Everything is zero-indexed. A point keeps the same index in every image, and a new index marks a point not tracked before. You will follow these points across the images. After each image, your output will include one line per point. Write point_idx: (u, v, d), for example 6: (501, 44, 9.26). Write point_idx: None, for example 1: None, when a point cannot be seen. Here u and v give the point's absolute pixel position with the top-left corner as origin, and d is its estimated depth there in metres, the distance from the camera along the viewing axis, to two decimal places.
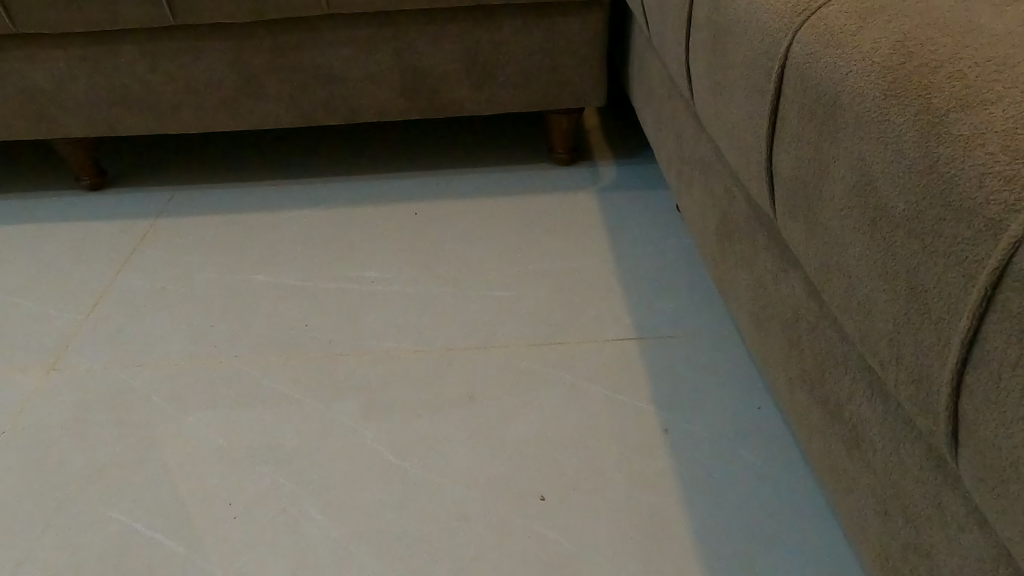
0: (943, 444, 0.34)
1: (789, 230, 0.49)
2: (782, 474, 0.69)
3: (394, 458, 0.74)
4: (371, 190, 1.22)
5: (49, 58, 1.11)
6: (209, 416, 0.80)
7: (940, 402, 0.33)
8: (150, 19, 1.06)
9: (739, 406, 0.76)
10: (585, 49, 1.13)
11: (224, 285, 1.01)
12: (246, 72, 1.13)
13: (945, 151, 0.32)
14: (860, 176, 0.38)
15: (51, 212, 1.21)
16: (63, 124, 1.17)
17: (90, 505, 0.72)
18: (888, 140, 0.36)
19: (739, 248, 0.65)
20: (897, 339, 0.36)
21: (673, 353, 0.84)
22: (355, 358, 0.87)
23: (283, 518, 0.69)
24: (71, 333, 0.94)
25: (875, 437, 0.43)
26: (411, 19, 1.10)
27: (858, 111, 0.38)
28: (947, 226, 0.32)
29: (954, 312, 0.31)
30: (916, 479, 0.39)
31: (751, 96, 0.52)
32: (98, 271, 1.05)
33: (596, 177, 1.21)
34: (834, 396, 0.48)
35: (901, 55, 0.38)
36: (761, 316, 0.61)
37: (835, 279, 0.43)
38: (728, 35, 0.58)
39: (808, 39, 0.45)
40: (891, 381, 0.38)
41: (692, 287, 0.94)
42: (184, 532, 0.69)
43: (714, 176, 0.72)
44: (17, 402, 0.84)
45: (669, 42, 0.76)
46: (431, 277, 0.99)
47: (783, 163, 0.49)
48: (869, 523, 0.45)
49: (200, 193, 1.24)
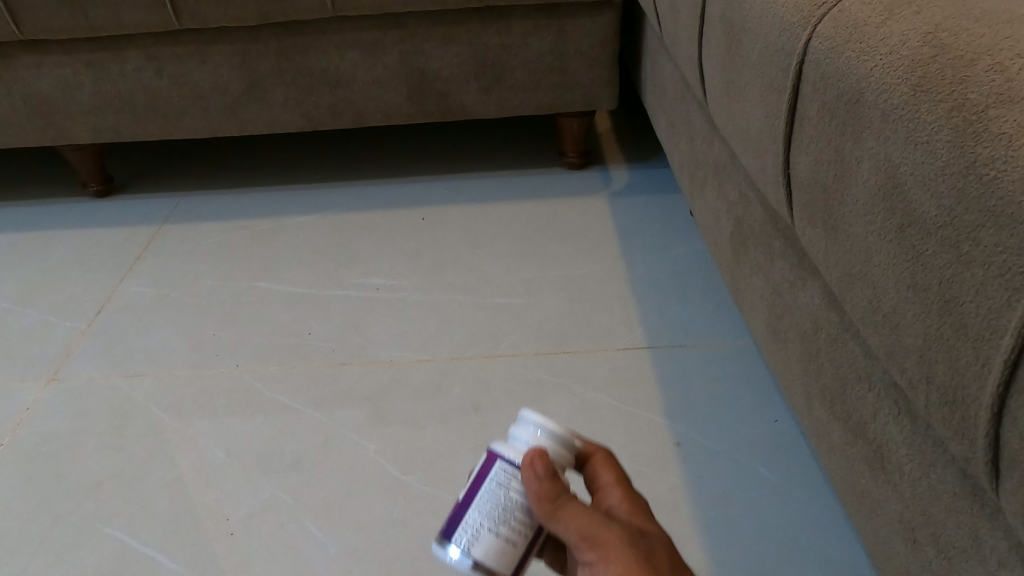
0: (982, 472, 0.31)
1: (808, 236, 0.46)
2: (798, 491, 0.66)
3: (396, 471, 0.72)
4: (379, 194, 1.20)
5: (54, 64, 1.10)
6: (209, 428, 0.78)
7: (978, 427, 0.30)
8: (155, 24, 1.04)
9: (755, 418, 0.73)
10: (596, 51, 1.11)
11: (228, 292, 0.99)
12: (251, 77, 1.11)
13: (984, 150, 0.29)
14: (887, 180, 0.36)
15: (57, 219, 1.20)
16: (69, 131, 1.16)
17: (85, 520, 0.70)
18: (919, 139, 0.33)
19: (755, 255, 0.63)
20: (928, 357, 0.33)
21: (685, 361, 0.81)
22: (358, 368, 0.84)
23: (282, 533, 0.67)
24: (72, 343, 0.92)
25: (902, 461, 0.40)
26: (418, 22, 1.08)
27: (885, 109, 0.36)
28: (987, 233, 0.29)
29: (996, 329, 0.28)
30: (949, 507, 0.36)
31: (767, 95, 0.50)
32: (103, 279, 1.04)
33: (607, 181, 1.19)
34: (857, 414, 0.45)
35: (933, 47, 0.35)
36: (778, 326, 0.58)
37: (859, 289, 0.40)
38: (742, 31, 0.55)
39: (829, 32, 0.42)
40: (922, 401, 0.35)
41: (706, 294, 0.92)
42: (181, 548, 0.67)
43: (728, 181, 0.69)
44: (16, 413, 0.82)
45: (681, 42, 0.74)
46: (438, 284, 0.97)
47: (801, 166, 0.46)
48: (896, 549, 0.42)
49: (207, 199, 1.23)
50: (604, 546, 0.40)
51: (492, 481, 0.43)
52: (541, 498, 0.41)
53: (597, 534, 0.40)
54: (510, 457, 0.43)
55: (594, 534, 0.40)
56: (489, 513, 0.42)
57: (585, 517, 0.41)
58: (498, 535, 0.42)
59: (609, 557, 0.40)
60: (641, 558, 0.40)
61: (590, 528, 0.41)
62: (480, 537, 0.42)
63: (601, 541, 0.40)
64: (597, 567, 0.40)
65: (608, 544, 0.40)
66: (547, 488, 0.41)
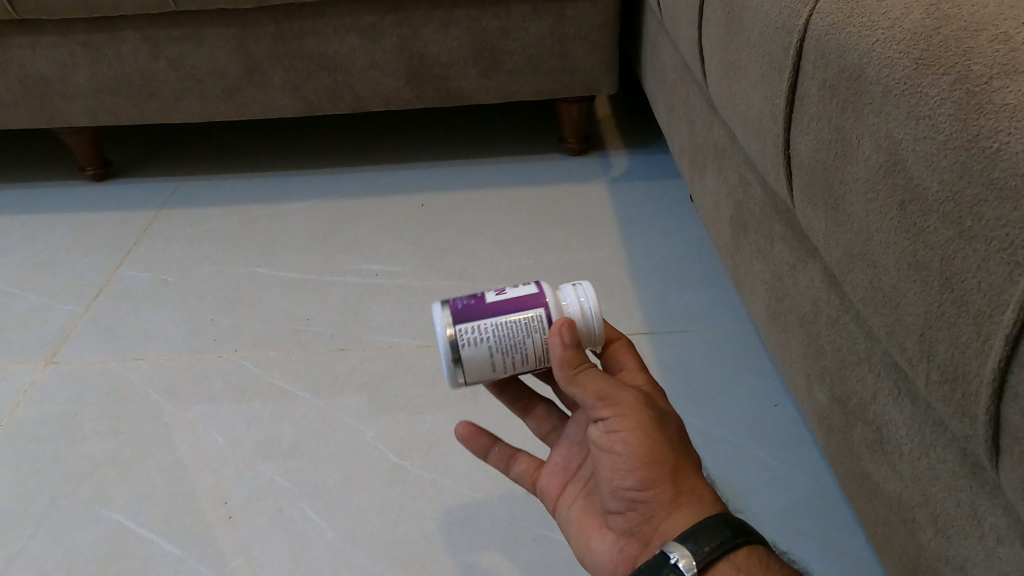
0: (982, 450, 0.30)
1: (808, 217, 0.46)
2: (798, 476, 0.66)
3: (395, 457, 0.72)
4: (377, 180, 1.20)
5: (50, 46, 1.09)
6: (207, 412, 0.78)
7: (979, 405, 0.30)
8: (151, 5, 1.03)
9: (754, 403, 0.73)
10: (596, 35, 1.10)
11: (227, 277, 0.99)
12: (249, 60, 1.11)
13: (987, 123, 0.29)
14: (888, 156, 0.35)
15: (55, 203, 1.20)
16: (66, 113, 1.15)
17: (84, 503, 0.70)
18: (921, 113, 0.33)
19: (755, 239, 0.62)
20: (929, 334, 0.33)
21: (685, 346, 0.81)
22: (358, 354, 0.84)
23: (280, 518, 0.67)
24: (70, 327, 0.92)
25: (902, 441, 0.40)
26: (416, 5, 1.07)
27: (886, 84, 0.35)
28: (989, 207, 0.28)
29: (998, 305, 0.28)
30: (948, 487, 0.36)
31: (768, 74, 0.49)
32: (101, 263, 1.04)
33: (607, 167, 1.18)
34: (856, 395, 0.45)
35: (936, 20, 0.34)
36: (777, 309, 0.58)
37: (859, 267, 0.39)
38: (744, 9, 0.54)
39: (831, 8, 0.42)
40: (921, 379, 0.35)
41: (706, 280, 0.91)
42: (179, 531, 0.67)
43: (728, 164, 0.69)
44: (14, 396, 0.82)
45: (682, 23, 0.73)
46: (437, 270, 0.97)
47: (801, 145, 0.46)
48: (896, 530, 0.42)
49: (205, 183, 1.22)
50: (620, 407, 0.44)
51: (518, 312, 0.47)
52: (564, 362, 0.44)
53: (616, 397, 0.44)
54: (551, 310, 0.47)
55: (613, 396, 0.44)
56: (502, 338, 0.47)
57: (606, 382, 0.44)
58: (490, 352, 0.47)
59: (624, 417, 0.43)
60: (653, 422, 0.44)
61: (609, 391, 0.44)
62: (478, 345, 0.46)
63: (619, 403, 0.44)
64: (611, 424, 0.44)
65: (624, 406, 0.44)
66: (569, 352, 0.44)
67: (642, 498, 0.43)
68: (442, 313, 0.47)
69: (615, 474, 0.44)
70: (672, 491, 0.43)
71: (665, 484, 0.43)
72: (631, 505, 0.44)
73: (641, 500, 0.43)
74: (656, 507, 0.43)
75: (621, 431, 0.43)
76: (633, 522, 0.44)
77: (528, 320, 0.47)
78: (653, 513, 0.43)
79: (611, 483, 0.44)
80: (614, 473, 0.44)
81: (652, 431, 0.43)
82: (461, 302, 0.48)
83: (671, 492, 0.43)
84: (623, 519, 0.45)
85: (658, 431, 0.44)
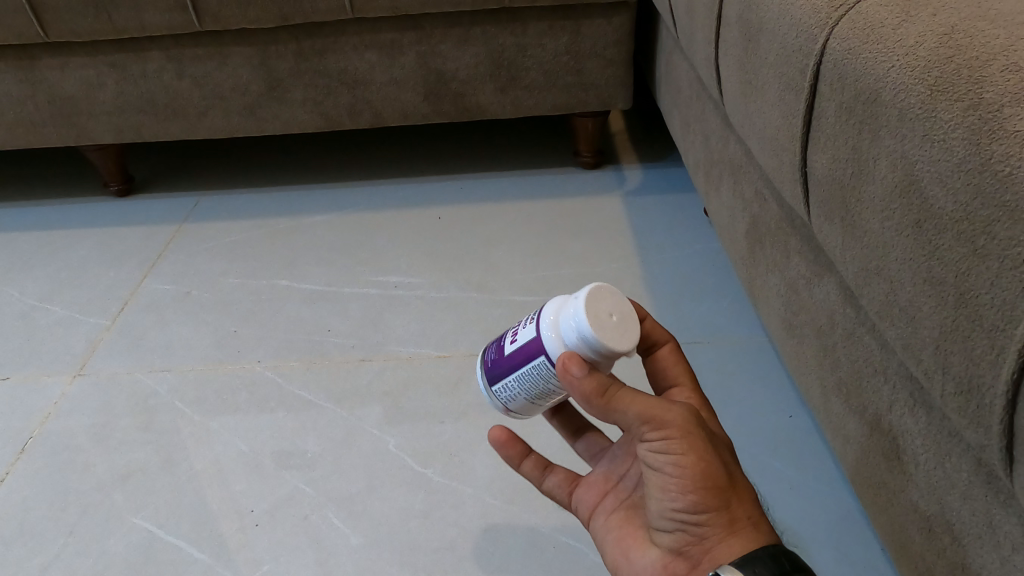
0: (995, 459, 0.32)
1: (823, 233, 0.48)
2: (815, 485, 0.67)
3: (416, 465, 0.73)
4: (395, 194, 1.22)
5: (78, 66, 1.12)
6: (233, 422, 0.80)
7: (992, 415, 0.31)
8: (177, 26, 1.06)
9: (770, 413, 0.74)
10: (611, 51, 1.12)
11: (249, 289, 1.01)
12: (271, 78, 1.13)
13: (999, 148, 0.30)
14: (903, 177, 0.37)
15: (79, 218, 1.22)
16: (92, 131, 1.18)
17: (115, 511, 0.71)
18: (935, 137, 0.34)
19: (771, 252, 0.64)
20: (943, 348, 0.34)
21: (700, 357, 0.82)
22: (379, 363, 0.86)
23: (306, 524, 0.69)
24: (97, 339, 0.94)
25: (917, 450, 0.41)
26: (434, 23, 1.09)
27: (902, 109, 0.37)
28: (1002, 229, 0.30)
29: (1011, 320, 0.29)
30: (964, 494, 0.37)
31: (785, 95, 0.51)
32: (126, 276, 1.06)
33: (622, 180, 1.20)
34: (872, 406, 0.46)
35: (948, 49, 0.36)
36: (793, 321, 0.59)
37: (874, 282, 0.41)
38: (760, 32, 0.56)
39: (845, 34, 0.44)
40: (937, 391, 0.36)
41: (720, 292, 0.93)
42: (208, 538, 0.68)
43: (743, 179, 0.70)
44: (45, 406, 0.84)
45: (698, 42, 0.75)
46: (455, 282, 0.99)
47: (817, 165, 0.47)
48: (912, 537, 0.43)
49: (226, 198, 1.25)
50: (673, 434, 0.41)
51: (529, 366, 0.46)
52: (590, 396, 0.41)
53: (667, 423, 0.41)
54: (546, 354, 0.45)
55: (663, 423, 0.41)
56: (528, 387, 0.48)
57: (649, 402, 0.41)
58: (527, 398, 0.49)
59: (675, 444, 0.41)
60: (706, 444, 0.41)
61: (658, 417, 0.41)
62: (514, 397, 0.49)
63: (669, 431, 0.41)
64: (660, 447, 0.41)
65: (677, 433, 0.41)
66: (596, 383, 0.41)
67: (695, 521, 0.42)
68: (483, 374, 0.51)
69: (666, 495, 0.42)
70: (727, 516, 0.42)
71: (719, 508, 0.42)
72: (679, 527, 0.43)
73: (693, 523, 0.42)
74: (709, 532, 0.42)
75: (672, 458, 0.41)
76: (681, 543, 0.43)
77: (538, 371, 0.46)
78: (705, 537, 0.42)
79: (659, 503, 0.43)
80: (664, 495, 0.42)
81: (707, 455, 0.41)
82: (493, 356, 0.50)
83: (725, 518, 0.42)
84: (670, 537, 0.44)
85: (712, 453, 0.41)
